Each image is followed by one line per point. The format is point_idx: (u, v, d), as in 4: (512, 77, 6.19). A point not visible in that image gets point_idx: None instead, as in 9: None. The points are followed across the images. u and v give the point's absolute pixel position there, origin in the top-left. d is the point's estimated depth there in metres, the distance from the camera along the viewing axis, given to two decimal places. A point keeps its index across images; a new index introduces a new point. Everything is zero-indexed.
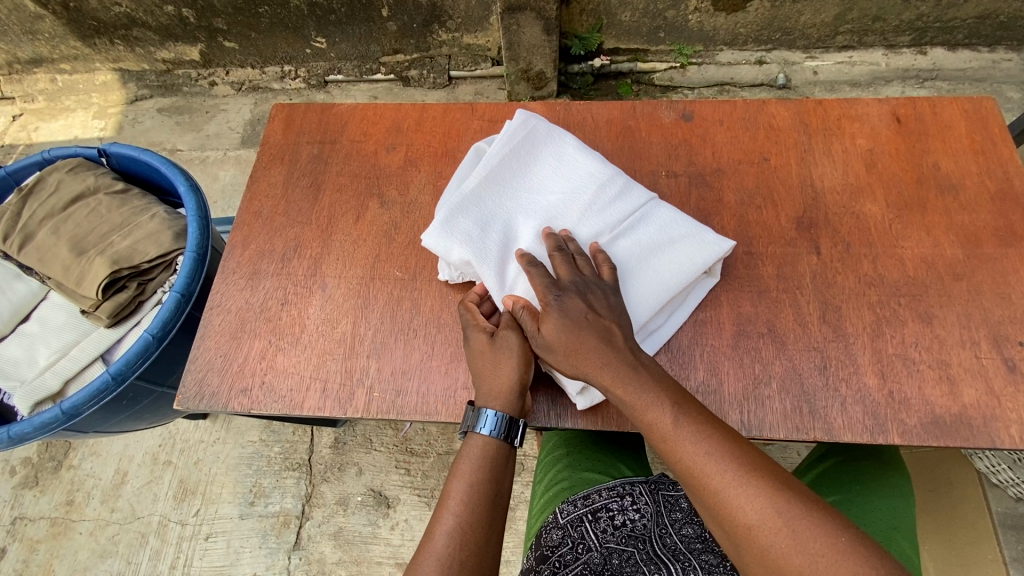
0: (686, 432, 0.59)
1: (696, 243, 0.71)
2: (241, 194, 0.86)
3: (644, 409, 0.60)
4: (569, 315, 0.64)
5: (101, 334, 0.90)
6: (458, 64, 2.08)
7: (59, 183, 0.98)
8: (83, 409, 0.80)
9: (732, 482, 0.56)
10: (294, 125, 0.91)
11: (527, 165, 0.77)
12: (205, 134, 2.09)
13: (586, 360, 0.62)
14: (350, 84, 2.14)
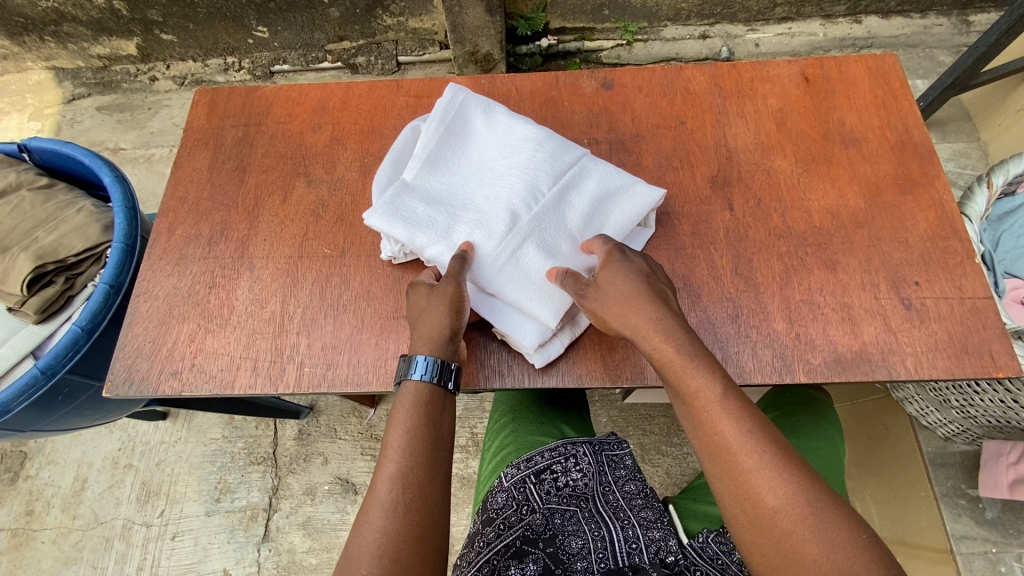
0: (730, 406, 0.58)
1: (636, 194, 0.74)
2: (166, 181, 0.85)
3: (691, 374, 0.60)
4: (635, 272, 0.67)
5: (27, 331, 0.87)
6: (405, 49, 2.08)
7: None
8: (12, 406, 0.79)
9: (768, 464, 0.56)
10: (217, 110, 0.90)
11: (466, 137, 0.80)
12: (149, 132, 2.04)
13: (640, 317, 0.64)
14: (297, 74, 2.11)
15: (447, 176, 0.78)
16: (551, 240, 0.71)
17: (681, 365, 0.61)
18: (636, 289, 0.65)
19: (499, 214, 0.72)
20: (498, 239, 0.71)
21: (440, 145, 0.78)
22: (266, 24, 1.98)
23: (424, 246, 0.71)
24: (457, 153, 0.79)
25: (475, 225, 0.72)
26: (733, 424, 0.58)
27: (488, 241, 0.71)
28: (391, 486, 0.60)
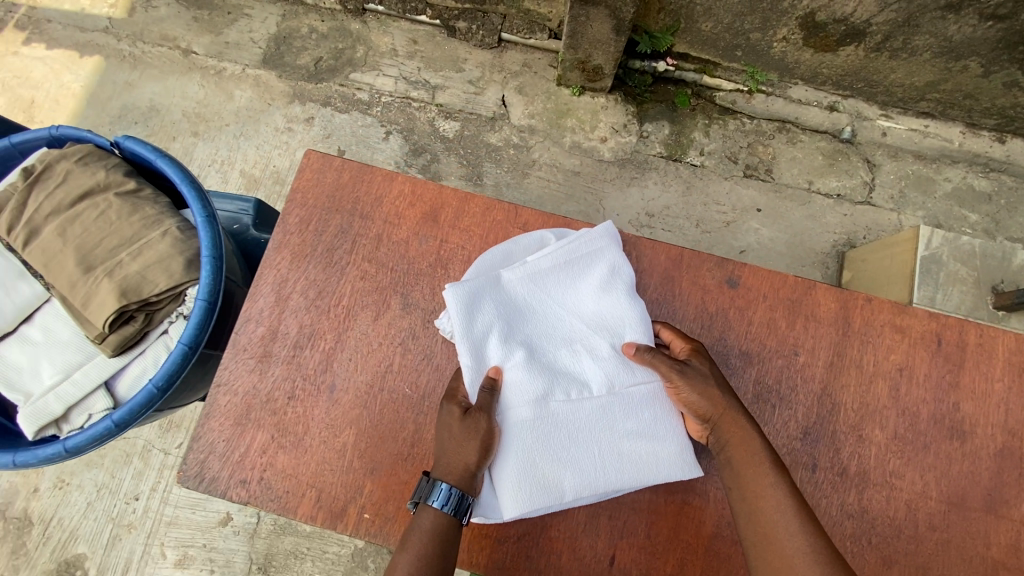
0: (764, 455, 0.70)
1: (660, 457, 0.73)
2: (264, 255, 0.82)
3: (740, 429, 0.72)
4: (704, 394, 0.74)
5: (101, 360, 0.88)
6: (511, 27, 1.97)
7: (66, 174, 0.93)
8: (85, 448, 0.82)
9: (781, 505, 0.66)
10: (325, 184, 0.84)
11: (574, 280, 0.81)
12: (224, 40, 2.06)
13: (712, 401, 0.74)
14: (390, 19, 2.04)
15: (535, 300, 0.80)
16: (567, 435, 0.73)
17: (736, 434, 0.72)
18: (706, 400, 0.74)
19: (543, 377, 0.75)
20: (526, 400, 0.73)
21: (548, 272, 0.80)
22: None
23: (464, 350, 0.74)
24: (555, 287, 0.80)
25: (522, 368, 0.75)
26: (763, 463, 0.69)
27: (517, 393, 0.74)
28: None
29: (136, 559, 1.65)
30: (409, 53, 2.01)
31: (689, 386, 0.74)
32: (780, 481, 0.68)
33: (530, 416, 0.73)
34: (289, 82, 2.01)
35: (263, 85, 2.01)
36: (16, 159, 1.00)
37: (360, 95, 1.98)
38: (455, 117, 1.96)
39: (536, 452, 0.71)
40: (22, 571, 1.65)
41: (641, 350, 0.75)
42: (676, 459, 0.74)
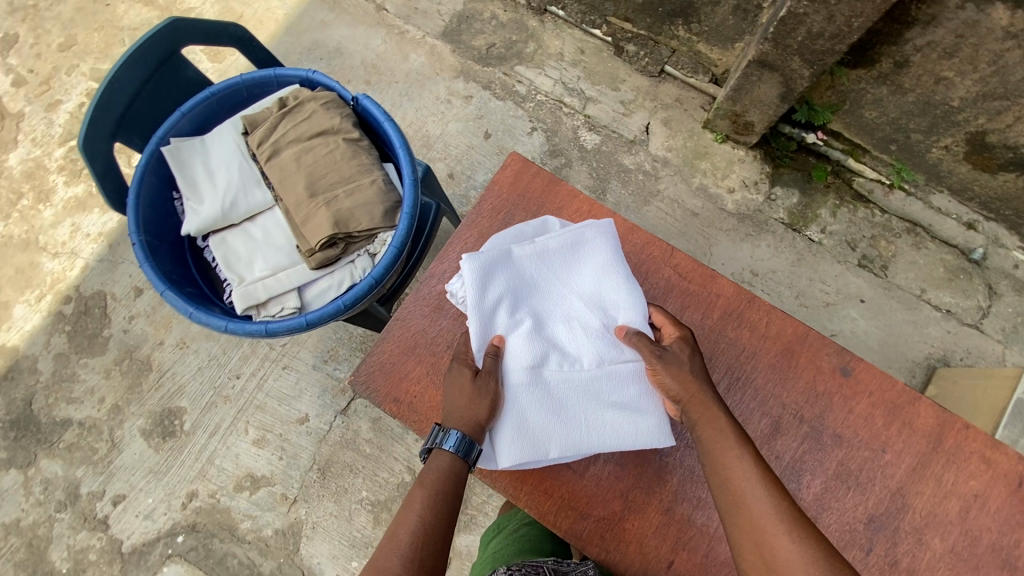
0: (752, 470, 0.79)
1: (637, 426, 0.91)
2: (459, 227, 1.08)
3: (729, 447, 0.81)
4: (680, 375, 0.89)
5: (303, 269, 1.10)
6: (676, 62, 2.08)
7: (312, 113, 1.14)
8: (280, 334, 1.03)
9: (777, 518, 0.75)
10: (520, 184, 1.08)
11: (572, 267, 1.01)
12: (415, 6, 2.27)
13: (696, 397, 0.87)
14: (566, 25, 2.20)
15: (536, 281, 1.00)
16: (555, 399, 0.92)
17: (719, 444, 0.82)
18: (682, 383, 0.88)
19: (539, 349, 0.95)
20: (521, 367, 0.93)
21: (551, 259, 1.00)
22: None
23: (474, 318, 0.94)
24: (556, 273, 1.01)
25: (521, 340, 0.94)
26: (752, 475, 0.79)
27: (515, 361, 0.94)
28: (407, 547, 0.81)
29: (224, 426, 1.92)
30: (573, 61, 2.17)
31: (665, 367, 0.89)
32: (749, 457, 0.81)
33: (525, 380, 0.93)
34: (460, 58, 2.20)
35: (436, 54, 2.21)
36: (271, 85, 1.22)
37: (518, 87, 2.16)
38: (599, 131, 2.10)
39: (529, 413, 0.91)
40: (133, 405, 1.95)
41: (629, 337, 0.92)
42: (653, 429, 0.91)
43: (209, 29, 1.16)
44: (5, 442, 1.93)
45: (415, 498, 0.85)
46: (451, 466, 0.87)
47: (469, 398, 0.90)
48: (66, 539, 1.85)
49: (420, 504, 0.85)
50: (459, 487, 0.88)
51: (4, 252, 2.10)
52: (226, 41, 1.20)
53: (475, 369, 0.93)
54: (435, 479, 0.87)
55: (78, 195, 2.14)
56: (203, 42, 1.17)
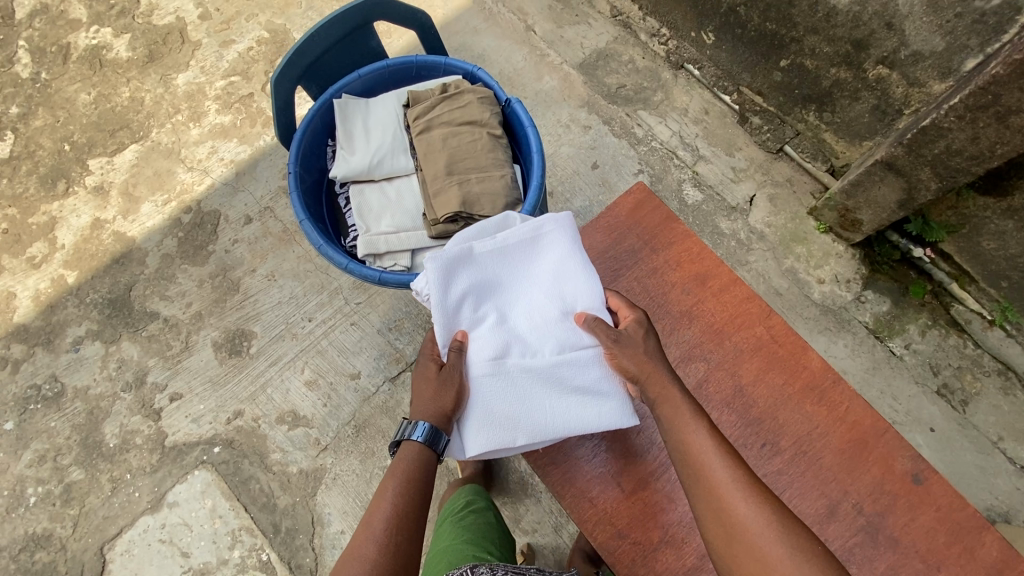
0: (710, 445, 0.92)
1: (597, 406, 1.01)
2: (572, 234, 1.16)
3: (685, 428, 0.93)
4: (633, 358, 1.00)
5: (421, 235, 1.23)
6: (798, 146, 2.11)
7: (467, 103, 1.26)
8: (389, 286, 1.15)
9: (734, 487, 0.88)
10: (639, 211, 1.13)
11: (532, 260, 1.13)
12: (561, 33, 2.42)
13: (653, 381, 0.98)
14: (698, 84, 2.27)
15: (504, 274, 1.13)
16: (518, 385, 1.02)
17: (681, 423, 0.94)
18: (638, 366, 0.99)
19: (501, 342, 1.05)
20: (484, 358, 1.04)
21: (513, 252, 1.12)
22: (716, 35, 2.08)
23: (439, 315, 1.06)
24: (520, 266, 1.13)
25: (482, 335, 1.06)
26: (708, 445, 0.92)
27: (478, 354, 1.05)
28: (379, 533, 0.95)
29: (284, 359, 2.06)
30: (695, 119, 2.23)
31: (620, 351, 1.01)
32: (703, 429, 0.93)
33: (488, 371, 1.03)
34: (589, 90, 2.32)
35: (569, 81, 2.34)
36: (438, 68, 1.35)
37: (637, 129, 2.24)
38: (703, 189, 2.15)
39: (491, 403, 1.01)
40: (214, 316, 2.12)
41: (586, 323, 1.03)
42: (613, 409, 1.02)
43: (403, 11, 1.30)
44: (100, 316, 2.14)
45: (387, 490, 1.00)
46: (421, 455, 1.00)
47: (451, 382, 1.02)
48: (122, 418, 2.02)
49: (390, 494, 0.99)
50: (429, 472, 1.01)
51: (150, 154, 2.36)
52: (411, 24, 1.34)
53: (441, 363, 1.04)
54: (403, 469, 1.00)
55: (224, 123, 2.39)
56: (393, 19, 1.31)
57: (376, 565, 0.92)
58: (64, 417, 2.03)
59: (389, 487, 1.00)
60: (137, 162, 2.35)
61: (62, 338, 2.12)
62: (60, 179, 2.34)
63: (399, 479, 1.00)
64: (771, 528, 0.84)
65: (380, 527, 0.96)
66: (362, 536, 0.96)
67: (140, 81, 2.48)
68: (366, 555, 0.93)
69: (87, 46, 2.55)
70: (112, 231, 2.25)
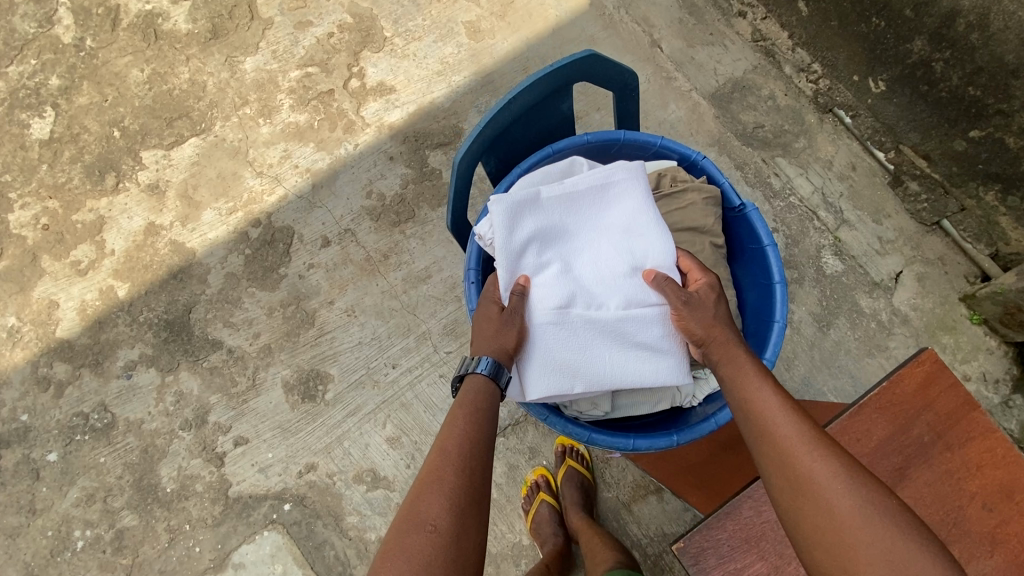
0: (780, 408, 0.91)
1: (656, 362, 1.14)
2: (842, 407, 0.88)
3: (748, 386, 0.96)
4: (700, 316, 1.09)
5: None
6: (960, 222, 1.87)
7: (690, 203, 1.26)
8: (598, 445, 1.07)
9: (807, 452, 0.84)
10: (933, 392, 0.87)
11: (601, 217, 1.24)
12: (691, 54, 2.10)
13: (719, 338, 1.06)
14: (847, 133, 2.00)
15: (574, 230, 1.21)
16: (581, 331, 1.14)
17: (746, 383, 0.97)
18: (706, 326, 1.08)
19: (567, 291, 1.16)
20: (552, 304, 1.14)
21: (587, 210, 1.23)
22: (890, 86, 1.81)
23: (511, 255, 1.15)
24: (588, 221, 1.24)
25: (551, 282, 1.16)
26: (772, 399, 0.92)
27: (544, 299, 1.15)
28: (452, 458, 0.95)
29: (364, 410, 1.84)
30: (841, 174, 1.97)
31: (687, 308, 1.10)
32: (769, 388, 0.94)
33: (555, 316, 1.13)
34: (721, 127, 2.03)
35: (698, 113, 2.05)
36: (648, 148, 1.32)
37: (773, 180, 1.98)
38: (844, 259, 1.91)
39: (557, 345, 1.12)
40: (285, 352, 1.89)
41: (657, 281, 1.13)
42: (670, 365, 1.14)
43: (611, 71, 1.14)
44: (155, 339, 1.90)
45: (454, 422, 1.00)
46: (487, 387, 1.06)
47: (521, 333, 1.12)
48: (180, 460, 1.81)
49: (459, 420, 1.01)
50: (492, 405, 1.06)
51: (212, 152, 2.07)
52: (614, 84, 1.19)
53: (511, 304, 1.13)
54: (472, 399, 1.04)
55: (299, 123, 2.09)
56: (596, 80, 1.16)
57: (455, 486, 0.92)
58: (114, 453, 1.82)
59: (457, 418, 1.01)
60: (198, 159, 2.06)
61: (112, 361, 1.89)
62: (109, 171, 2.05)
63: (466, 410, 1.02)
64: (854, 493, 0.79)
65: (456, 456, 0.96)
66: (431, 463, 0.95)
67: (201, 61, 2.15)
68: (441, 479, 0.93)
69: (140, 11, 2.19)
70: (169, 240, 1.99)
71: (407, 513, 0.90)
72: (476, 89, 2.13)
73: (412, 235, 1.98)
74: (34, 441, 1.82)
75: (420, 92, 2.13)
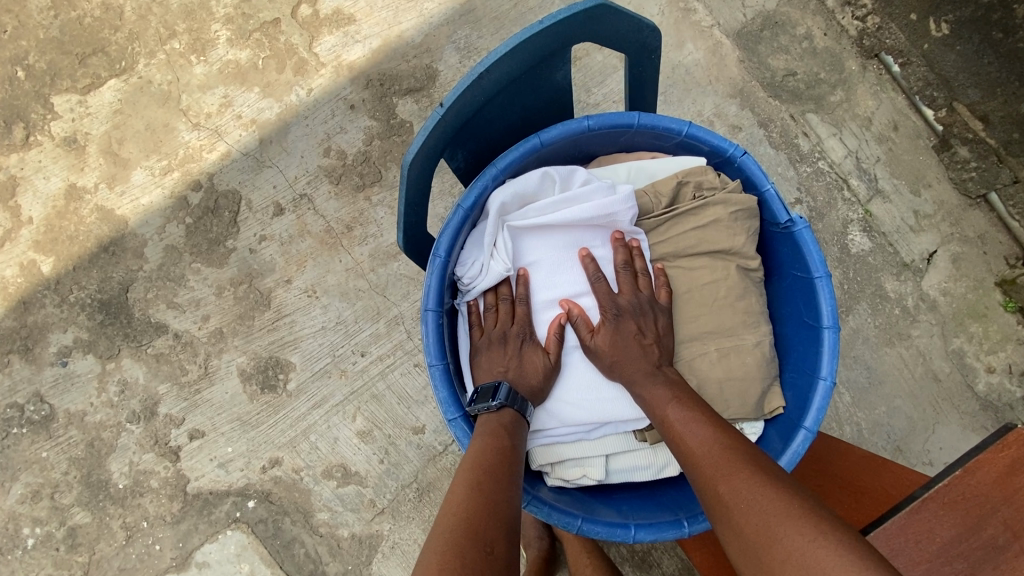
0: (689, 425, 0.93)
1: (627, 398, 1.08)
2: (908, 497, 0.78)
3: (659, 409, 0.98)
4: (622, 336, 1.05)
5: (626, 436, 1.09)
6: (1010, 197, 1.64)
7: (713, 219, 1.09)
8: (595, 535, 0.95)
9: (721, 466, 0.86)
10: (1015, 484, 0.78)
11: (571, 232, 1.12)
12: None
13: (636, 363, 1.03)
14: (892, 86, 1.70)
15: (538, 249, 1.11)
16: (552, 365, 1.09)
17: (657, 407, 0.99)
18: (632, 350, 1.04)
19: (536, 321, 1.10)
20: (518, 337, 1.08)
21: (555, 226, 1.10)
22: (957, 28, 1.61)
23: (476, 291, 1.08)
24: (558, 237, 1.11)
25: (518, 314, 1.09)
26: (684, 423, 0.94)
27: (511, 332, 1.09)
28: (480, 475, 0.84)
29: (330, 402, 1.67)
30: (880, 135, 1.69)
31: (611, 332, 1.05)
32: (683, 411, 0.96)
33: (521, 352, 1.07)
34: (745, 74, 1.71)
35: (719, 56, 1.71)
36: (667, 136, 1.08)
37: (801, 141, 1.70)
38: (873, 236, 1.68)
39: None
40: (239, 338, 1.68)
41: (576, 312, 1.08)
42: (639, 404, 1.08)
43: (619, 32, 0.90)
44: (90, 323, 1.68)
45: (481, 446, 0.89)
46: (505, 426, 0.96)
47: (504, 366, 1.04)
48: (131, 455, 1.65)
49: (485, 443, 0.90)
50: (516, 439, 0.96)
51: (138, 97, 1.73)
52: (628, 46, 0.93)
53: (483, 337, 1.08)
54: (492, 427, 0.94)
55: (240, 61, 1.74)
56: (601, 44, 0.91)
57: (487, 505, 0.79)
58: (57, 448, 1.65)
59: (481, 444, 0.90)
60: (121, 106, 1.72)
61: (44, 347, 1.67)
62: (16, 121, 1.71)
63: (490, 435, 0.92)
64: (760, 491, 0.80)
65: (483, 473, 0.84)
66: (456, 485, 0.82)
67: None
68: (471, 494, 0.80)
69: None
70: (96, 206, 1.70)
71: (449, 525, 0.75)
72: (453, 19, 1.76)
73: (380, 202, 1.71)
74: None
75: (386, 23, 1.76)
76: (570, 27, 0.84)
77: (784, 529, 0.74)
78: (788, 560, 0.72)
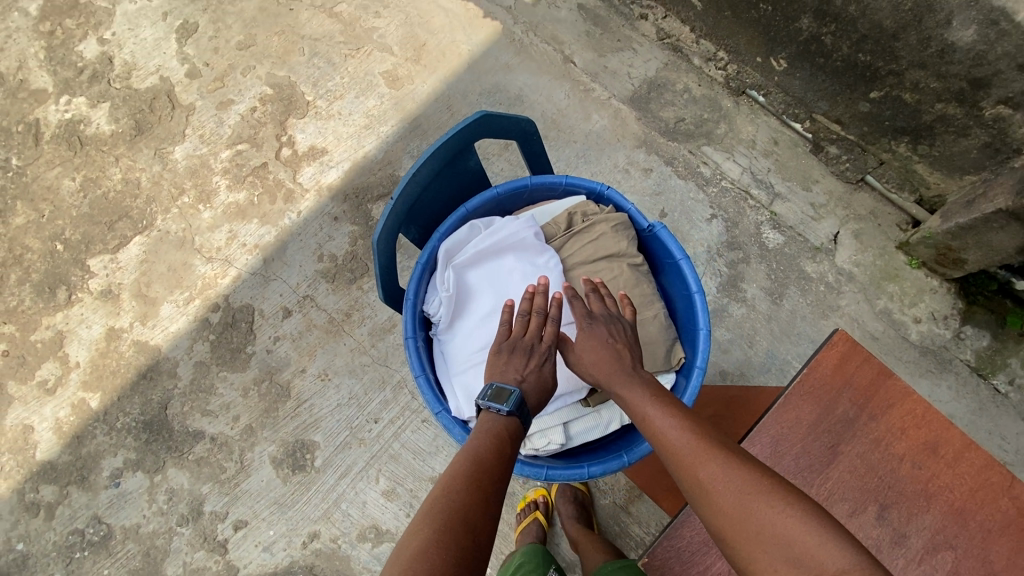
0: (665, 419, 1.04)
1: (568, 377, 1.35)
2: (773, 401, 1.04)
3: (635, 405, 1.10)
4: (600, 340, 1.21)
5: (574, 406, 1.37)
6: (882, 175, 1.96)
7: (602, 233, 1.41)
8: (557, 480, 1.18)
9: (698, 453, 0.96)
10: (848, 369, 1.04)
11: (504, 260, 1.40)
12: (603, 62, 2.19)
13: (611, 363, 1.18)
14: (763, 111, 2.11)
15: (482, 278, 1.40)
16: None
17: (634, 404, 1.10)
18: (604, 352, 1.19)
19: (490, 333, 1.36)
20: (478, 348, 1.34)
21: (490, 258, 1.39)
22: (790, 62, 1.91)
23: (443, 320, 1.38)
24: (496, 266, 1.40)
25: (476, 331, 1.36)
26: (661, 418, 1.05)
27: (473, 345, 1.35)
28: (473, 469, 0.96)
29: (355, 469, 1.87)
30: (765, 151, 2.06)
31: (586, 334, 1.22)
32: (661, 410, 1.06)
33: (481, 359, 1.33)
34: (645, 127, 2.11)
35: (620, 119, 2.12)
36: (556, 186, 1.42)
37: (702, 169, 2.06)
38: (783, 230, 1.99)
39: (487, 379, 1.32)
40: (267, 429, 1.91)
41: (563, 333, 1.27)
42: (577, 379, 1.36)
43: (503, 127, 1.25)
44: (136, 443, 1.91)
45: (479, 442, 1.02)
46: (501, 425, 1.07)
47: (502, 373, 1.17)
48: (184, 556, 1.82)
49: (481, 438, 1.03)
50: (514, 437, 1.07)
51: (159, 246, 2.08)
52: (513, 134, 1.29)
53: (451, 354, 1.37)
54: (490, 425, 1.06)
55: (239, 201, 2.12)
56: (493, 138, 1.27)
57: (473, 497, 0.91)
58: (117, 563, 1.82)
59: (479, 441, 1.02)
60: (145, 257, 2.08)
61: (97, 473, 1.89)
62: (60, 286, 2.05)
63: (487, 433, 1.04)
64: (735, 476, 0.90)
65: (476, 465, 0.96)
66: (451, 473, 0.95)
67: (131, 158, 2.17)
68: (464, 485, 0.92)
69: (60, 121, 2.20)
70: (132, 341, 2.00)
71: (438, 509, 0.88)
72: (404, 135, 2.18)
73: (371, 289, 2.02)
74: (34, 569, 1.81)
75: (352, 148, 2.17)
76: (471, 131, 1.19)
77: (759, 509, 0.86)
78: (765, 531, 0.85)
